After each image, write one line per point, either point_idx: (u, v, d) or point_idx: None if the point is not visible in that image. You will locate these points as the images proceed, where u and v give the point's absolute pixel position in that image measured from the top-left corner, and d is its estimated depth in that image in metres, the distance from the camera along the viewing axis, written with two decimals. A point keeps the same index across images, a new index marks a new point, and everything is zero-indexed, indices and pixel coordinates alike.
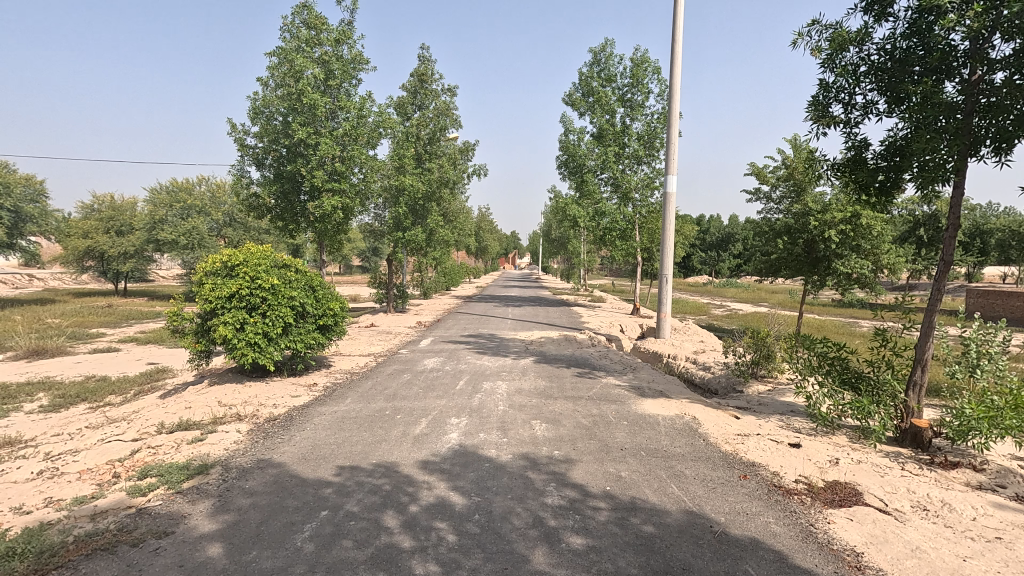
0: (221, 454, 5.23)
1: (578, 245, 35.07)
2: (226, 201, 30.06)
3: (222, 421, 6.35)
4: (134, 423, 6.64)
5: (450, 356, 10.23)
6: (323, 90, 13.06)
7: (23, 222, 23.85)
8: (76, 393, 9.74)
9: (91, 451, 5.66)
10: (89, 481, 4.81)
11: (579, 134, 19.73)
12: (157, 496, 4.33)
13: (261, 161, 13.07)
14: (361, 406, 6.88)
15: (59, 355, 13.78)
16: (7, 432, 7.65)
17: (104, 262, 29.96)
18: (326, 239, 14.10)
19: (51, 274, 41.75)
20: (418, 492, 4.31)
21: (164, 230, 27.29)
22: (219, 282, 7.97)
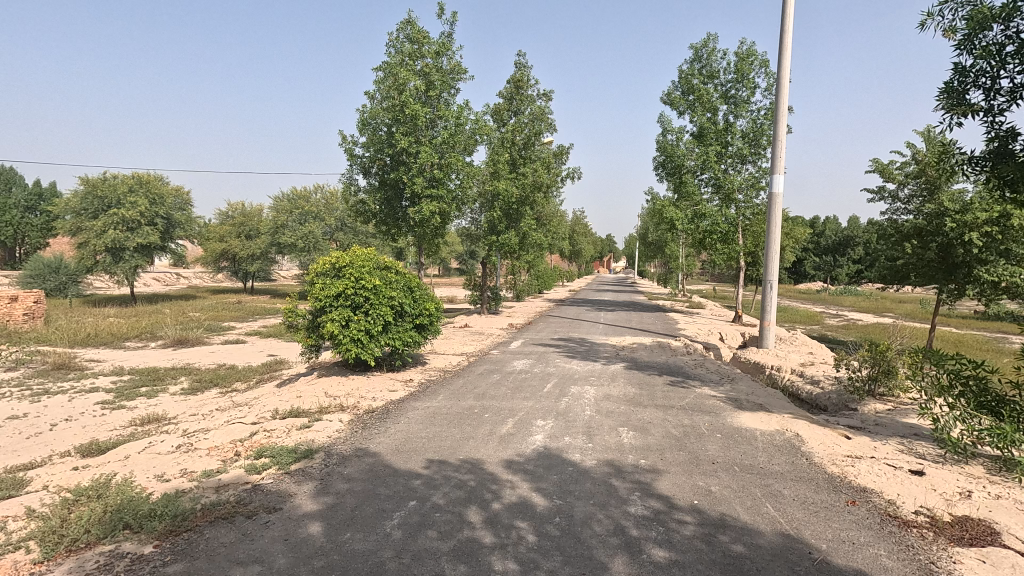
0: (324, 441, 5.68)
1: (676, 249, 33.87)
2: (338, 207, 32.44)
3: (327, 410, 6.87)
4: (255, 408, 7.38)
5: (540, 358, 10.31)
6: (425, 101, 13.69)
7: (173, 228, 27.35)
8: (210, 378, 11.03)
9: (219, 431, 6.38)
10: (215, 457, 5.42)
11: (677, 133, 19.05)
12: (269, 475, 4.80)
13: (367, 169, 13.99)
14: (451, 403, 7.14)
15: (198, 344, 15.66)
16: (156, 410, 8.84)
17: (236, 263, 33.60)
18: (424, 243, 14.78)
19: (194, 273, 47.48)
20: (501, 490, 4.40)
21: (285, 234, 30.03)
22: (328, 282, 8.63)
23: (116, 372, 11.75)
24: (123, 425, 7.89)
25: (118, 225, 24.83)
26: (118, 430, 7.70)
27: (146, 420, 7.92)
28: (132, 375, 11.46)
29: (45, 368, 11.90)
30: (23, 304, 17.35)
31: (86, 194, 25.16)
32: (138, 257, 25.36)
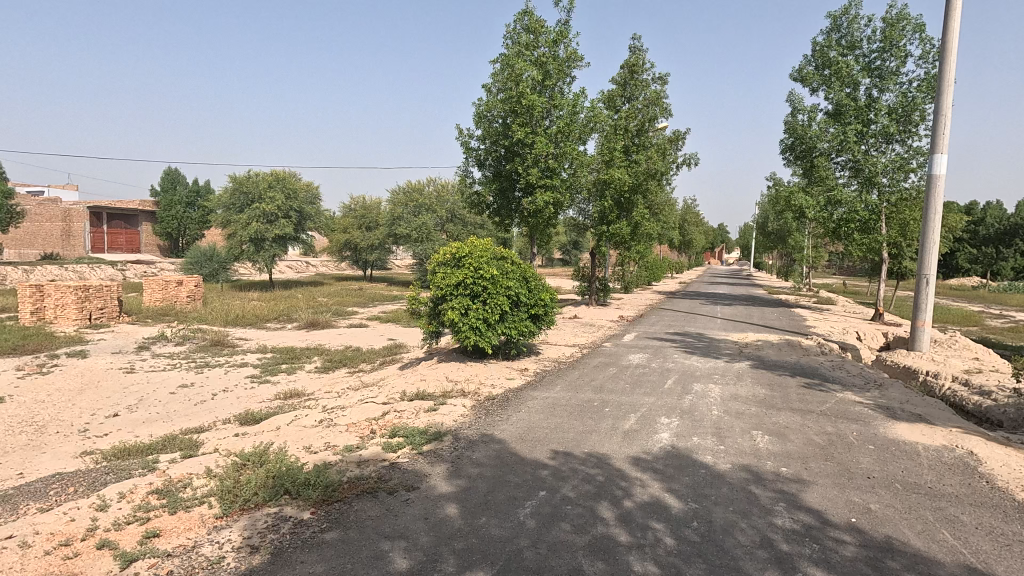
0: (451, 424, 5.89)
1: (801, 239, 31.18)
2: (449, 199, 33.63)
3: (450, 395, 7.12)
4: (384, 389, 7.86)
5: (656, 353, 9.96)
6: (540, 91, 13.70)
7: (305, 220, 29.95)
8: (340, 359, 11.96)
9: (355, 408, 6.85)
10: (354, 433, 5.83)
11: (810, 113, 17.41)
12: (404, 454, 5.05)
13: (482, 161, 14.30)
14: (570, 395, 7.09)
15: (327, 327, 17.02)
16: (296, 386, 9.72)
17: (357, 253, 36.17)
18: (536, 233, 14.85)
19: (321, 262, 51.83)
20: (632, 488, 4.28)
21: (401, 226, 31.71)
22: (449, 271, 8.94)
23: (262, 350, 13.11)
24: (271, 398, 8.77)
25: (260, 218, 27.66)
26: (267, 402, 8.57)
27: (289, 394, 8.74)
28: (275, 353, 12.73)
29: (206, 344, 13.59)
30: (187, 288, 19.91)
31: (234, 191, 28.21)
32: (275, 247, 28.13)
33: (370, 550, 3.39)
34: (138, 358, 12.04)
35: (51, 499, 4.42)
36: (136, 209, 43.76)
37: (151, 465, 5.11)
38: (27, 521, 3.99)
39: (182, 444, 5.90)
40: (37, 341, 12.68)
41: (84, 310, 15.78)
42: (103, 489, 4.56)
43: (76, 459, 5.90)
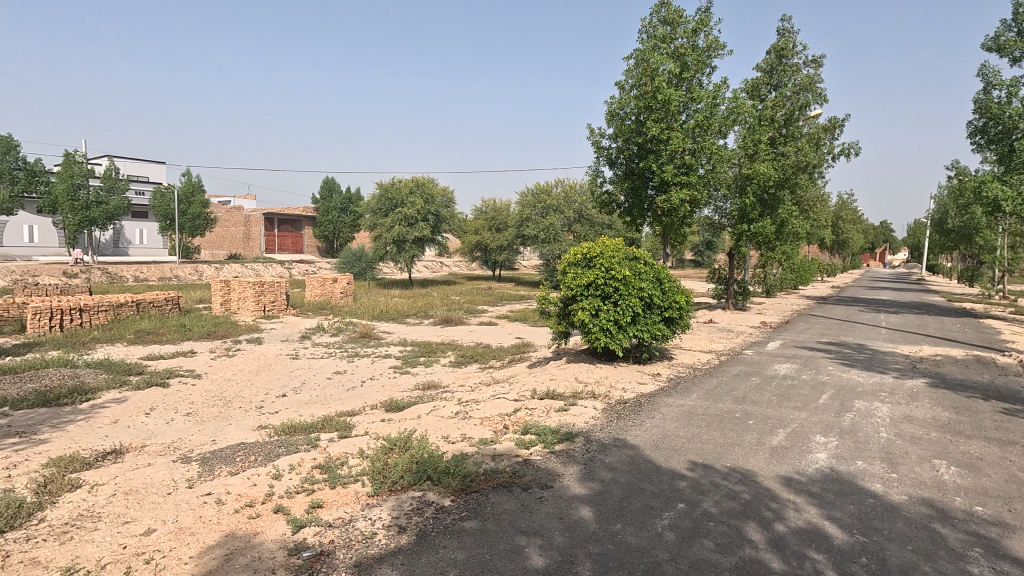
0: (583, 426, 5.84)
1: (992, 237, 26.39)
2: (577, 199, 33.57)
3: (580, 396, 7.07)
4: (515, 386, 8.02)
5: (807, 364, 9.01)
6: (677, 84, 13.14)
7: (441, 223, 31.78)
8: (472, 354, 12.47)
9: (488, 403, 7.08)
10: (488, 427, 6.02)
11: (1010, 87, 14.68)
12: (537, 452, 5.11)
13: (613, 160, 14.13)
14: (708, 404, 6.67)
15: (460, 324, 17.89)
16: (433, 378, 10.33)
17: (487, 253, 37.56)
18: (669, 233, 14.27)
19: (454, 262, 54.64)
20: (784, 510, 3.89)
21: (529, 227, 32.27)
22: (580, 271, 8.89)
23: (402, 343, 14.13)
24: (411, 388, 9.40)
25: (402, 221, 29.92)
26: (408, 392, 9.20)
27: (427, 386, 9.29)
28: (413, 347, 13.65)
29: (356, 336, 14.97)
30: (340, 285, 22.11)
31: (380, 197, 30.78)
32: (414, 248, 30.23)
33: (507, 543, 3.47)
34: (302, 346, 13.63)
35: (237, 464, 5.13)
36: (300, 214, 49.74)
37: (313, 442, 5.73)
38: (220, 482, 4.67)
39: (338, 425, 6.53)
40: (225, 328, 14.90)
41: (260, 303, 18.24)
42: (276, 460, 5.19)
43: (255, 432, 6.81)
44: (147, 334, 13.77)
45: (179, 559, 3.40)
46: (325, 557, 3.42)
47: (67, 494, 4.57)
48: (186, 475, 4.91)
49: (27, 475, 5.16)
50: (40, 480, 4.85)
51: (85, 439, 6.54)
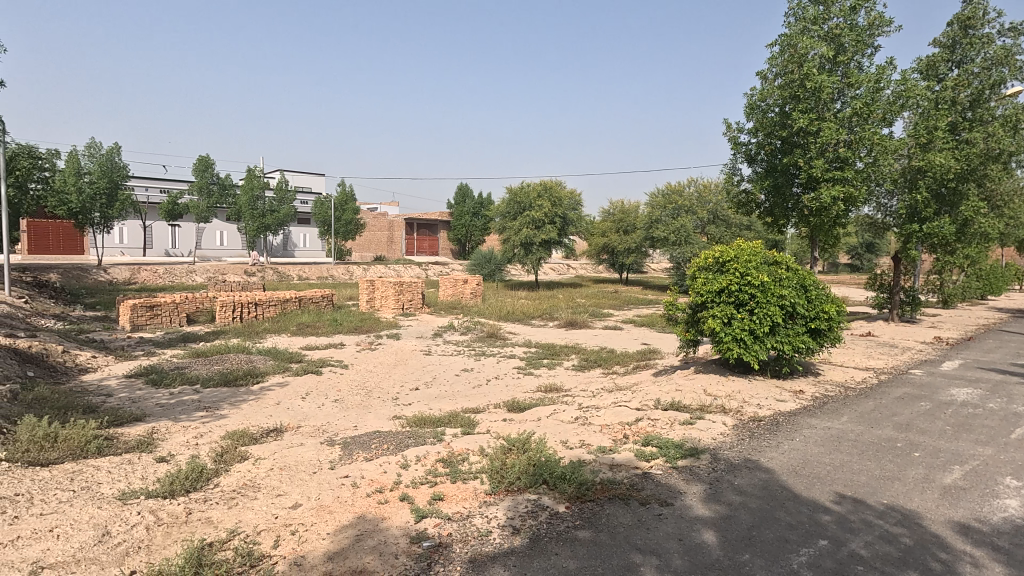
0: (710, 442, 5.47)
1: None
2: (712, 199, 31.71)
3: (708, 410, 6.63)
4: (638, 394, 7.75)
5: (997, 390, 7.56)
6: (830, 70, 11.84)
7: (568, 225, 31.86)
8: (595, 359, 12.32)
9: (609, 410, 6.93)
10: (608, 435, 5.89)
11: None
12: (658, 465, 4.89)
13: (753, 157, 13.16)
14: (862, 429, 5.88)
15: (584, 327, 17.76)
16: (555, 381, 10.36)
17: (614, 256, 36.98)
18: (818, 234, 12.88)
19: (581, 264, 54.54)
20: (957, 565, 3.29)
21: (659, 229, 31.11)
22: (711, 277, 8.35)
23: (527, 344, 14.39)
24: (533, 390, 9.52)
25: (529, 224, 30.53)
26: (530, 393, 9.33)
27: (549, 388, 9.35)
28: (537, 348, 13.83)
29: (483, 335, 15.55)
30: (471, 286, 23.10)
31: (510, 201, 31.68)
32: (540, 251, 30.68)
33: (621, 558, 3.36)
34: (434, 343, 14.50)
35: (372, 451, 5.57)
36: (436, 218, 53.00)
37: (439, 436, 6.04)
38: (357, 466, 5.11)
39: (462, 420, 6.82)
40: (368, 324, 16.35)
41: (399, 301, 19.72)
42: (405, 450, 5.55)
43: (390, 421, 7.35)
44: (306, 327, 15.56)
45: (318, 534, 3.78)
46: (443, 548, 3.58)
47: (237, 464, 5.32)
48: (329, 457, 5.45)
49: (209, 445, 6.10)
50: (219, 450, 5.70)
51: (254, 417, 7.56)
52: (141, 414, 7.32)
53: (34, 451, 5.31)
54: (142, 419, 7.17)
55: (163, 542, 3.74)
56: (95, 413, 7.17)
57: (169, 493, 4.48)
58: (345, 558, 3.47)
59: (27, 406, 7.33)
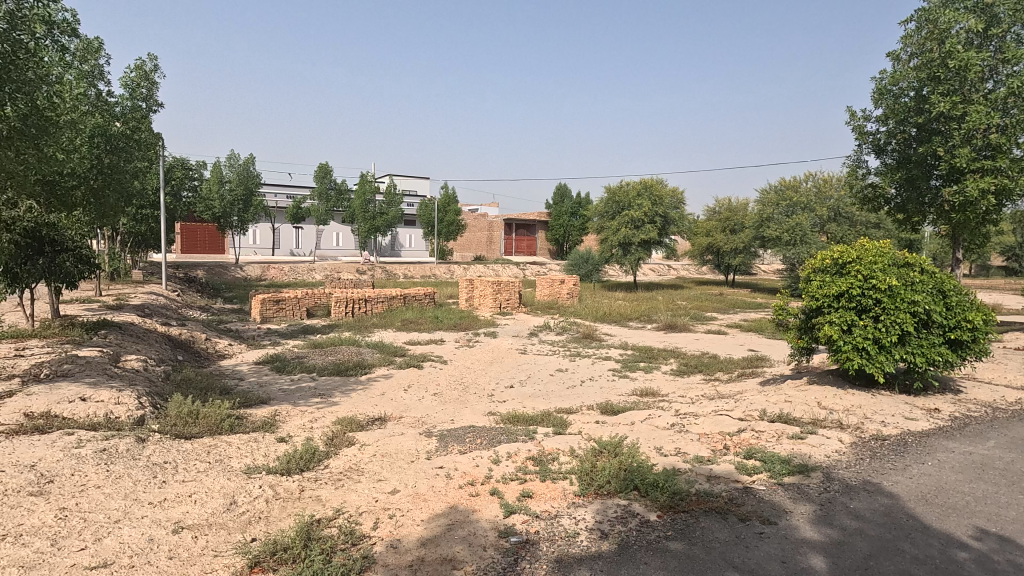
0: (822, 460, 5.02)
1: None
2: (832, 195, 29.07)
3: (821, 424, 6.09)
4: (742, 403, 7.30)
5: None
6: (980, 45, 10.41)
7: (669, 225, 30.71)
8: (696, 364, 11.78)
9: (708, 418, 6.60)
10: (706, 444, 5.61)
11: None
12: (761, 480, 4.58)
13: (882, 148, 11.97)
14: (1013, 457, 5.10)
15: (685, 331, 17.02)
16: (652, 385, 10.05)
17: (720, 256, 35.14)
18: (962, 233, 11.36)
19: (683, 265, 52.43)
20: None
21: (770, 228, 29.08)
22: (828, 280, 7.66)
23: (623, 346, 14.08)
24: (628, 393, 9.30)
25: (629, 224, 29.84)
26: (625, 397, 9.13)
27: (645, 392, 9.09)
28: (634, 351, 13.49)
29: (579, 336, 15.46)
30: (567, 286, 23.02)
31: (609, 200, 31.19)
32: (640, 251, 29.91)
33: None
34: (530, 342, 14.65)
35: (466, 444, 5.75)
36: (535, 219, 53.45)
37: (530, 434, 6.09)
38: (451, 458, 5.31)
39: (554, 420, 6.83)
40: (467, 322, 16.89)
41: (497, 300, 20.17)
42: (498, 446, 5.67)
43: (484, 417, 7.55)
44: (409, 323, 16.40)
45: (413, 519, 3.98)
46: (530, 545, 3.62)
47: (345, 448, 5.74)
48: (427, 448, 5.71)
49: (322, 429, 6.64)
50: (329, 435, 6.18)
51: (361, 405, 8.11)
52: (266, 398, 8.13)
53: (180, 425, 6.10)
54: (267, 401, 7.97)
55: (278, 515, 4.13)
56: (230, 395, 8.09)
57: (285, 470, 4.94)
58: (437, 545, 3.62)
59: (176, 385, 8.44)
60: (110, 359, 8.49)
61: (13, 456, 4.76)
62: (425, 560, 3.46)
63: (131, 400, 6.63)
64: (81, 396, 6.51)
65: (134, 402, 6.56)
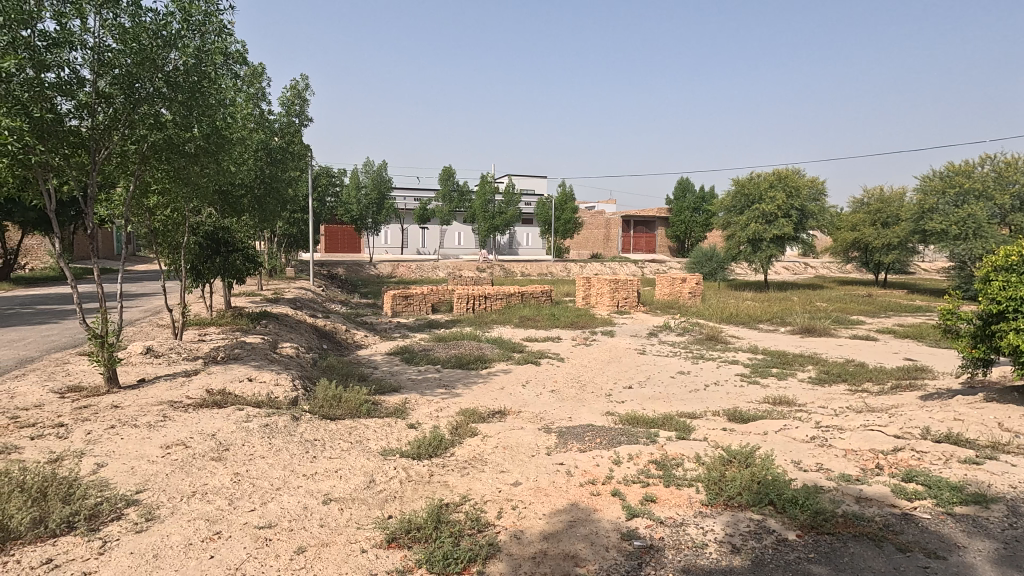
0: (1006, 490, 4.29)
1: None
2: (1017, 179, 24.62)
3: (1003, 449, 5.20)
4: (898, 419, 6.44)
5: None
6: None
7: (806, 219, 27.99)
8: (839, 372, 10.62)
9: (856, 433, 5.92)
10: (854, 462, 5.05)
11: None
12: (924, 507, 4.04)
13: None
14: None
15: (826, 336, 15.41)
16: (786, 393, 9.24)
17: (868, 253, 31.38)
18: None
19: (823, 263, 47.61)
20: None
21: (933, 220, 25.36)
22: (1014, 279, 6.47)
23: (753, 350, 13.13)
24: (759, 400, 8.66)
25: (759, 219, 27.70)
26: (755, 404, 8.51)
27: (778, 400, 8.40)
28: (765, 355, 12.50)
29: (702, 338, 14.68)
30: (689, 285, 21.93)
31: (736, 194, 29.17)
32: (772, 248, 27.62)
33: None
34: (649, 342, 14.22)
35: (586, 443, 5.72)
36: (654, 215, 51.67)
37: (652, 437, 5.91)
38: (571, 456, 5.32)
39: (677, 424, 6.55)
40: (584, 320, 16.80)
41: (614, 299, 19.81)
42: (618, 447, 5.58)
43: (603, 417, 7.46)
44: (527, 320, 16.69)
45: (536, 513, 4.05)
46: (655, 551, 3.54)
47: (469, 438, 6.00)
48: (547, 444, 5.77)
49: (447, 418, 7.00)
50: (454, 424, 6.50)
51: (483, 398, 8.41)
52: (397, 386, 8.75)
53: (327, 407, 6.78)
54: (398, 390, 8.58)
55: (411, 496, 4.43)
56: (366, 382, 8.82)
57: (416, 455, 5.28)
58: (559, 540, 3.66)
59: (322, 371, 9.39)
60: (270, 346, 9.67)
61: (199, 425, 5.61)
62: (548, 553, 3.52)
63: (287, 382, 7.49)
64: (249, 377, 7.49)
65: (289, 384, 7.41)
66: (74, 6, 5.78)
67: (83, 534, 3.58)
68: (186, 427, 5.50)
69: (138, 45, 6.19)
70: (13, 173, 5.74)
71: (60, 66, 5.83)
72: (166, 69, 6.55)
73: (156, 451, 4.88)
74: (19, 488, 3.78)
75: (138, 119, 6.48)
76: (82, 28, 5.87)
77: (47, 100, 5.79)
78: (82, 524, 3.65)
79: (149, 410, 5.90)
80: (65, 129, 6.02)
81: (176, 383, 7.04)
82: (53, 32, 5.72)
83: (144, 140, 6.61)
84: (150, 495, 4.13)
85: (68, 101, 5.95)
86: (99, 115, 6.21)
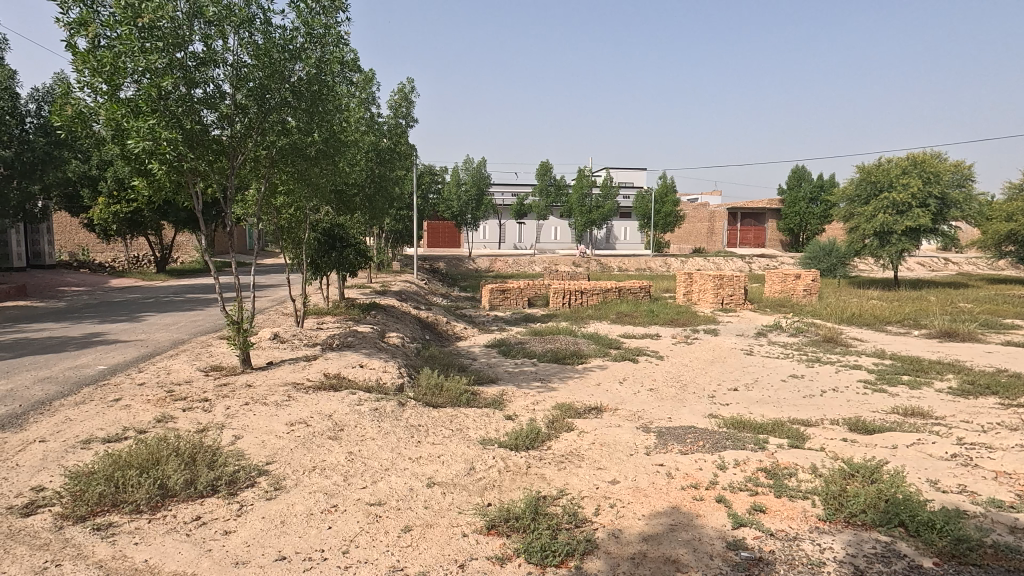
0: None
1: None
2: None
3: None
4: None
5: None
6: None
7: (948, 208, 24.74)
8: (987, 382, 9.27)
9: (1009, 454, 5.15)
10: (1007, 486, 4.41)
11: None
12: None
13: None
14: None
15: (970, 341, 13.56)
16: (920, 404, 8.25)
17: None
18: None
19: (968, 259, 42.04)
20: None
21: None
22: None
23: (879, 354, 11.86)
24: (886, 409, 7.82)
25: (888, 208, 24.94)
26: (881, 414, 7.71)
27: (911, 411, 7.53)
28: (894, 361, 11.26)
29: (817, 339, 13.52)
30: (803, 282, 20.27)
31: (861, 181, 26.37)
32: (905, 241, 24.72)
33: None
34: (758, 342, 13.36)
35: (687, 445, 5.50)
36: (764, 207, 48.33)
37: (761, 444, 5.55)
38: (671, 457, 5.15)
39: (790, 431, 6.09)
40: (685, 317, 16.13)
41: (718, 296, 18.82)
42: (723, 451, 5.31)
43: (705, 419, 7.13)
44: (624, 316, 16.35)
45: (634, 513, 3.97)
46: (764, 564, 3.35)
47: (565, 433, 6.01)
48: (645, 443, 5.63)
49: (543, 412, 7.06)
50: (550, 418, 6.53)
51: (579, 393, 8.39)
52: (495, 378, 8.95)
53: (429, 395, 7.11)
54: (496, 381, 8.79)
55: (509, 486, 4.53)
56: (466, 373, 9.11)
57: (514, 446, 5.37)
58: (659, 543, 3.57)
59: (425, 360, 9.86)
60: (379, 335, 10.30)
61: (318, 406, 6.12)
62: (648, 556, 3.44)
63: (394, 370, 7.94)
64: (361, 363, 8.03)
65: (395, 372, 7.85)
66: (218, 28, 6.49)
67: (223, 496, 4.05)
68: (308, 407, 6.02)
69: (268, 60, 6.80)
70: (170, 179, 6.61)
71: (206, 82, 6.57)
72: (291, 80, 7.14)
73: (282, 428, 5.39)
74: (174, 452, 4.35)
75: (269, 126, 7.17)
76: (224, 48, 6.58)
77: (196, 113, 6.57)
78: (223, 488, 4.13)
79: (276, 390, 6.54)
80: (210, 139, 6.80)
81: (298, 367, 7.72)
82: (201, 52, 6.45)
83: (273, 145, 7.30)
84: (277, 466, 4.58)
85: (212, 114, 6.71)
86: (237, 124, 6.94)
